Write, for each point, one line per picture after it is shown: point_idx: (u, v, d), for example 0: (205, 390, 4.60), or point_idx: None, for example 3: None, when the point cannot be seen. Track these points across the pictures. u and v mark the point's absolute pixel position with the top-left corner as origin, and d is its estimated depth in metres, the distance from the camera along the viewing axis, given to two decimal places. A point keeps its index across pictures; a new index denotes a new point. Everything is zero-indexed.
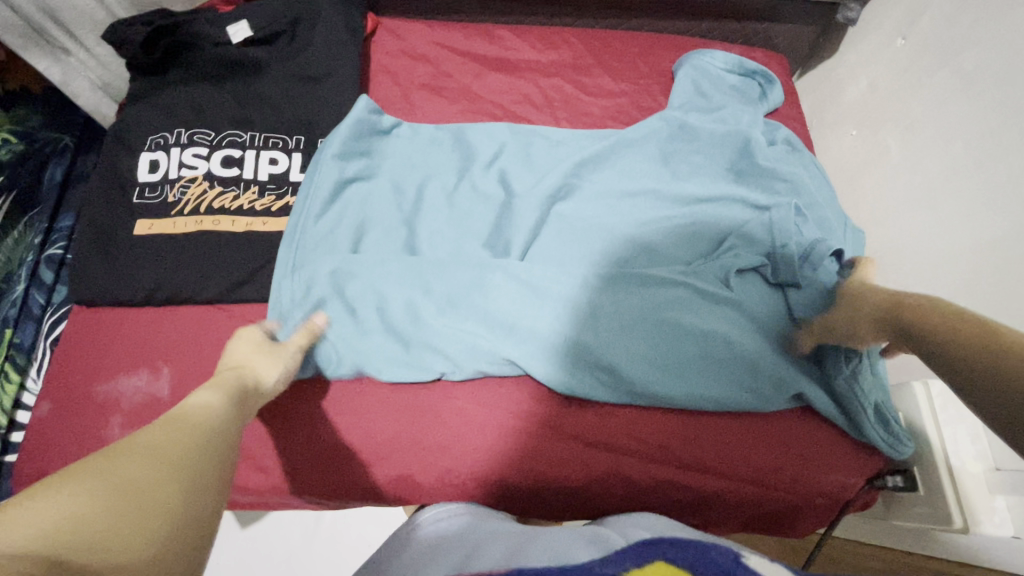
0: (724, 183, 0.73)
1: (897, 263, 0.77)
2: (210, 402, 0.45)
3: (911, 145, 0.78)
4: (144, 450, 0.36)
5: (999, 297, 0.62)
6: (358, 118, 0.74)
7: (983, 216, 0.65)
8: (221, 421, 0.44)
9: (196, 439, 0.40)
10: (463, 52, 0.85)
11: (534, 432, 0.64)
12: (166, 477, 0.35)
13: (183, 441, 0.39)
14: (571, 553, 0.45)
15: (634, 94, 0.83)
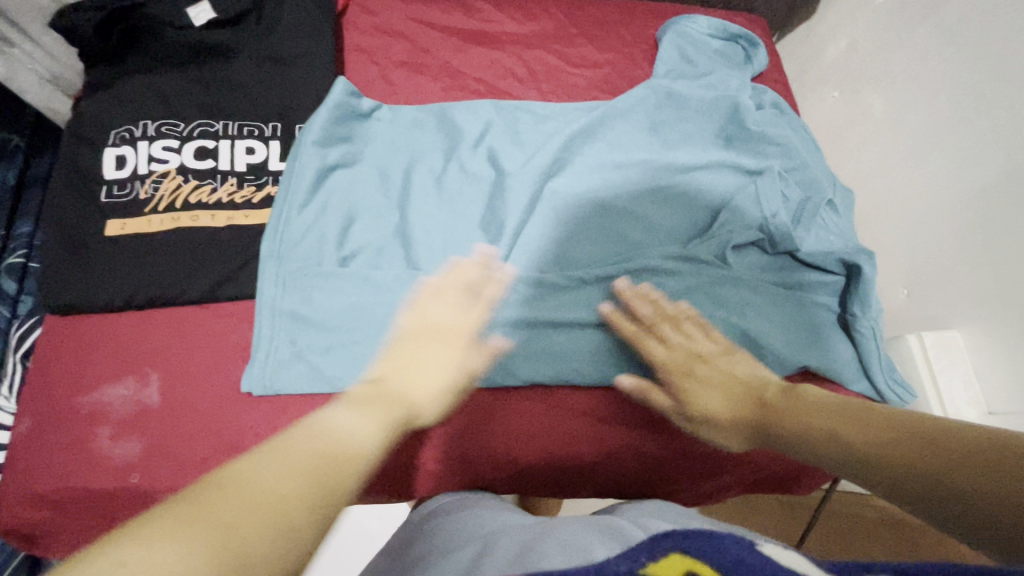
0: (716, 150, 0.72)
1: (885, 217, 0.77)
2: (358, 433, 0.44)
3: (895, 102, 0.78)
4: (207, 505, 0.33)
5: (998, 252, 0.63)
6: (336, 101, 0.70)
7: (967, 174, 0.67)
8: (345, 472, 0.40)
9: (273, 495, 0.35)
10: (441, 27, 0.81)
11: (541, 415, 0.63)
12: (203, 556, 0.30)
13: (254, 499, 0.34)
14: (587, 551, 0.42)
15: (618, 63, 0.80)
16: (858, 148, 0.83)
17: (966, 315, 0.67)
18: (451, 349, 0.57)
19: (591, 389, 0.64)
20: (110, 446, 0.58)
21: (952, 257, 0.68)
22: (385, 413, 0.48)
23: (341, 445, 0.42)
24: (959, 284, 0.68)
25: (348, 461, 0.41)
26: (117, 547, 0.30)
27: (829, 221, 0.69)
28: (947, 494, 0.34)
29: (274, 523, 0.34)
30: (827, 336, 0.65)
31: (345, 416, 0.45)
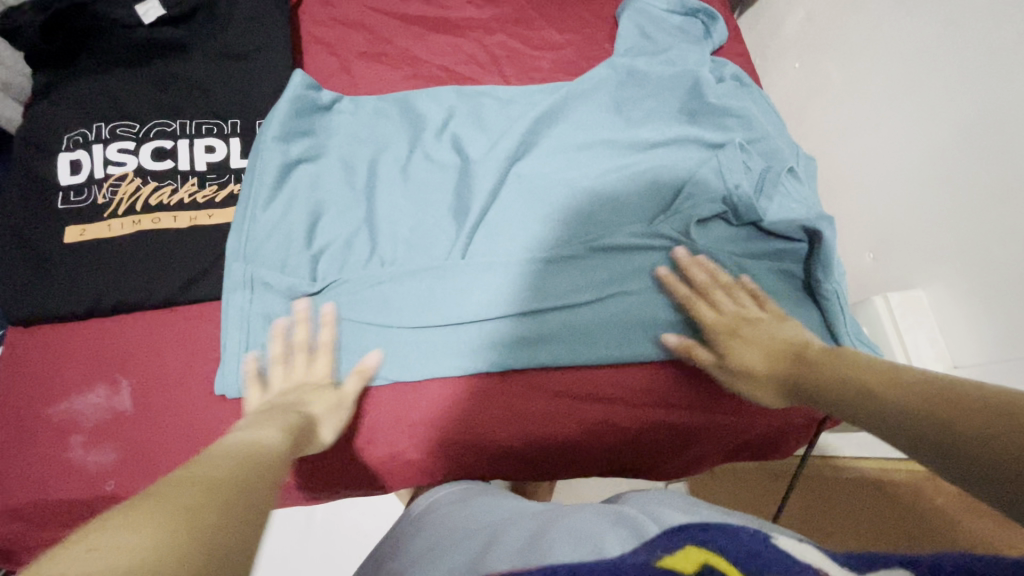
0: (678, 126, 0.72)
1: (846, 184, 0.79)
2: (266, 440, 0.42)
3: (853, 67, 0.79)
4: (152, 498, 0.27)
5: (960, 209, 0.64)
6: (295, 95, 0.69)
7: (926, 133, 0.68)
8: (267, 468, 0.36)
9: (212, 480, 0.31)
10: (399, 15, 0.80)
11: (519, 399, 0.63)
12: (185, 531, 0.26)
13: (206, 486, 0.30)
14: (600, 541, 0.42)
15: (580, 44, 0.79)
16: (819, 119, 0.84)
17: (933, 275, 0.68)
18: (320, 394, 0.55)
19: (566, 369, 0.64)
20: (82, 456, 0.57)
21: (914, 217, 0.69)
22: (281, 425, 0.46)
23: (256, 449, 0.39)
24: (925, 243, 0.68)
25: (268, 459, 0.38)
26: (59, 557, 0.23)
27: (793, 189, 0.70)
28: (930, 429, 0.35)
29: (231, 505, 0.30)
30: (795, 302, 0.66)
31: (252, 433, 0.42)
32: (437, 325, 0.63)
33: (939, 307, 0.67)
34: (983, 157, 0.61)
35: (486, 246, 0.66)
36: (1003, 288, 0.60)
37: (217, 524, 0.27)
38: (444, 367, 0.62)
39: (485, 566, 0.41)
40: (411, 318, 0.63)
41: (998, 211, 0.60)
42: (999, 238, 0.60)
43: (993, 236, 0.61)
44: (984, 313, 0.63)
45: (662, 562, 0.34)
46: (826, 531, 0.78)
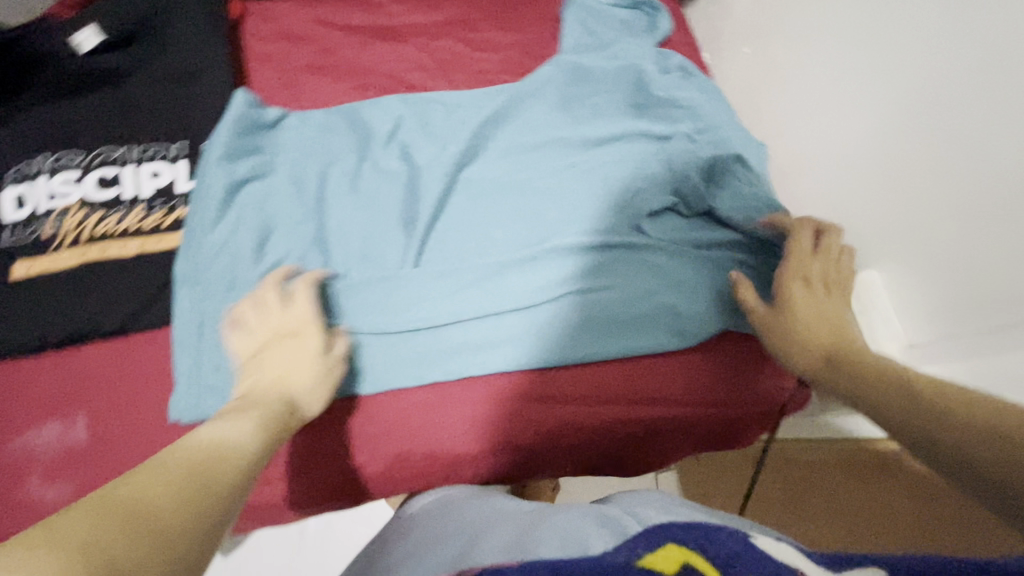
0: (628, 119, 0.71)
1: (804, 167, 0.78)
2: (235, 440, 0.43)
3: (795, 51, 0.79)
4: (65, 525, 0.30)
5: (933, 171, 0.61)
6: (238, 114, 0.69)
7: (876, 110, 0.67)
8: (213, 490, 0.37)
9: (144, 508, 0.32)
10: (341, 25, 0.79)
11: (489, 402, 0.62)
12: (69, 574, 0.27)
13: (131, 516, 0.31)
14: (584, 538, 0.43)
15: (524, 43, 0.78)
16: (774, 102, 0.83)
17: (891, 253, 0.67)
18: (312, 356, 0.55)
19: (528, 373, 0.63)
20: (41, 492, 0.57)
21: (872, 195, 0.69)
22: (259, 418, 0.47)
23: (216, 458, 0.40)
24: (883, 220, 0.68)
25: (230, 469, 0.40)
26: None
27: (743, 176, 0.70)
28: (963, 464, 0.34)
29: (151, 549, 0.30)
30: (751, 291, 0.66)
31: (215, 428, 0.44)
32: (391, 335, 0.62)
33: (900, 283, 0.67)
34: (929, 129, 0.61)
35: (439, 255, 0.66)
36: (959, 261, 0.60)
37: (114, 571, 0.28)
38: (402, 377, 0.62)
39: (472, 562, 0.42)
40: (365, 333, 0.62)
41: (948, 185, 0.60)
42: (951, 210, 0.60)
43: (945, 209, 0.60)
44: (940, 288, 0.62)
45: (641, 561, 0.34)
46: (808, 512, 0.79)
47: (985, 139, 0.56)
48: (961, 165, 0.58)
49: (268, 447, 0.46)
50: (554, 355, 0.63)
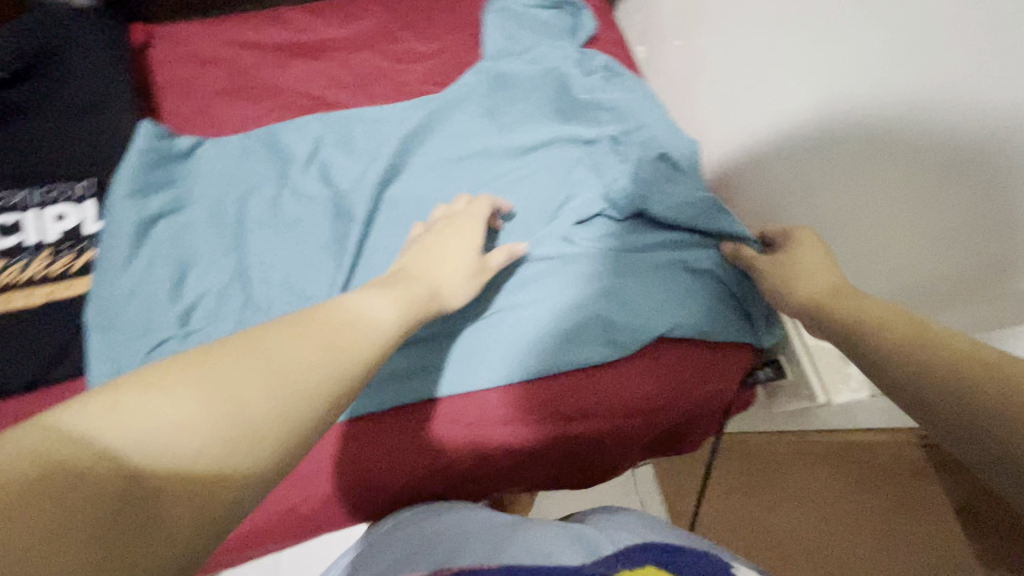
0: (554, 125, 0.69)
1: (757, 124, 0.65)
2: (376, 318, 0.37)
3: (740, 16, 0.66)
4: (217, 373, 0.28)
5: None
6: (143, 148, 0.66)
7: (840, 34, 0.53)
8: (353, 370, 0.32)
9: (292, 370, 0.29)
10: (254, 45, 0.76)
11: (424, 426, 0.62)
12: (224, 456, 0.26)
13: (277, 381, 0.28)
14: (557, 554, 0.44)
15: (447, 52, 0.76)
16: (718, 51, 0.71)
17: (880, 218, 0.52)
18: (466, 248, 0.54)
19: (463, 397, 0.62)
20: None
21: (844, 144, 0.54)
22: (404, 297, 0.42)
23: (352, 328, 0.34)
24: (863, 174, 0.53)
25: (367, 338, 0.35)
26: (98, 397, 0.25)
27: (673, 176, 0.67)
28: (967, 430, 0.29)
29: (281, 390, 0.28)
30: (694, 294, 0.63)
31: (365, 300, 0.39)
32: None
33: (909, 255, 0.50)
34: (912, 42, 0.46)
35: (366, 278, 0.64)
36: (990, 220, 0.42)
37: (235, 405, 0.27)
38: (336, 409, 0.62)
39: (454, 563, 0.43)
40: None
41: (911, 133, 0.47)
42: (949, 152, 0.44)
43: (937, 147, 0.45)
44: (965, 259, 0.45)
45: None
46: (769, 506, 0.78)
47: (989, 42, 0.40)
48: (952, 87, 0.43)
49: (407, 326, 0.40)
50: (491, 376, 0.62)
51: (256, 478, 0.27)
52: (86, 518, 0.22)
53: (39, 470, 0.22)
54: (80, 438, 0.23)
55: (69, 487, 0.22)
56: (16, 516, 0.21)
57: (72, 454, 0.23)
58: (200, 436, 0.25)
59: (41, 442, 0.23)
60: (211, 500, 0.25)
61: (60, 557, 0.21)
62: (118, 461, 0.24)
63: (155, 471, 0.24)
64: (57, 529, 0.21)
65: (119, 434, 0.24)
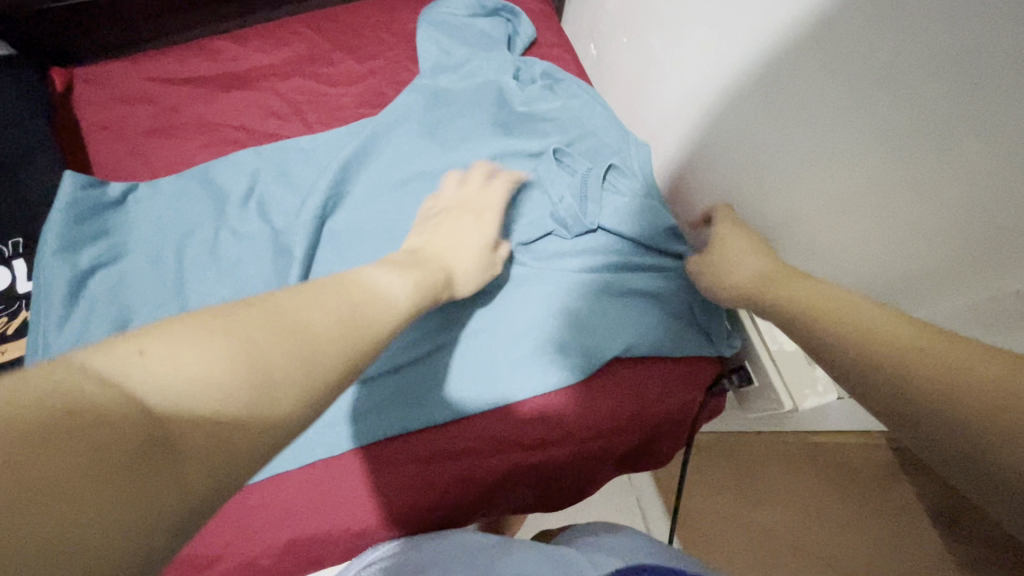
0: (496, 140, 0.67)
1: (717, 103, 0.58)
2: (396, 291, 0.40)
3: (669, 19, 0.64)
4: (241, 330, 0.27)
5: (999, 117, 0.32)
6: (70, 201, 0.63)
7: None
8: (368, 346, 0.33)
9: (315, 337, 0.29)
10: (183, 79, 0.74)
11: (379, 468, 0.58)
12: (249, 407, 0.25)
13: (298, 343, 0.28)
14: None
15: (381, 71, 0.75)
16: (676, 19, 0.62)
17: (852, 211, 0.46)
18: (476, 237, 0.57)
19: (422, 435, 0.59)
20: None
21: (805, 133, 0.48)
22: (420, 278, 0.45)
23: (372, 301, 0.36)
24: (836, 162, 0.45)
25: (384, 313, 0.36)
26: (122, 345, 0.24)
27: (620, 184, 0.66)
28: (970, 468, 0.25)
29: (308, 359, 0.28)
30: (649, 308, 0.62)
31: (382, 274, 0.42)
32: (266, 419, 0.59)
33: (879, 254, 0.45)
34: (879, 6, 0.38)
35: None
36: (977, 219, 0.35)
37: (268, 367, 0.26)
38: (286, 458, 0.59)
39: None
40: None
41: (837, 136, 0.45)
42: (931, 141, 0.37)
43: (887, 142, 0.40)
44: (951, 255, 0.39)
45: None
46: (747, 508, 0.77)
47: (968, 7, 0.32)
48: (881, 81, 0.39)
49: (416, 304, 0.42)
50: (446, 410, 0.59)
51: (275, 431, 0.26)
52: (111, 466, 0.21)
53: (64, 409, 0.21)
54: (106, 381, 0.22)
55: (98, 430, 0.21)
56: (40, 455, 0.19)
57: (98, 398, 0.22)
58: (230, 387, 0.25)
59: (66, 381, 0.21)
60: (231, 448, 0.25)
61: (84, 504, 0.20)
62: (145, 407, 0.23)
63: (180, 420, 0.24)
64: (81, 475, 0.20)
65: (146, 384, 0.23)
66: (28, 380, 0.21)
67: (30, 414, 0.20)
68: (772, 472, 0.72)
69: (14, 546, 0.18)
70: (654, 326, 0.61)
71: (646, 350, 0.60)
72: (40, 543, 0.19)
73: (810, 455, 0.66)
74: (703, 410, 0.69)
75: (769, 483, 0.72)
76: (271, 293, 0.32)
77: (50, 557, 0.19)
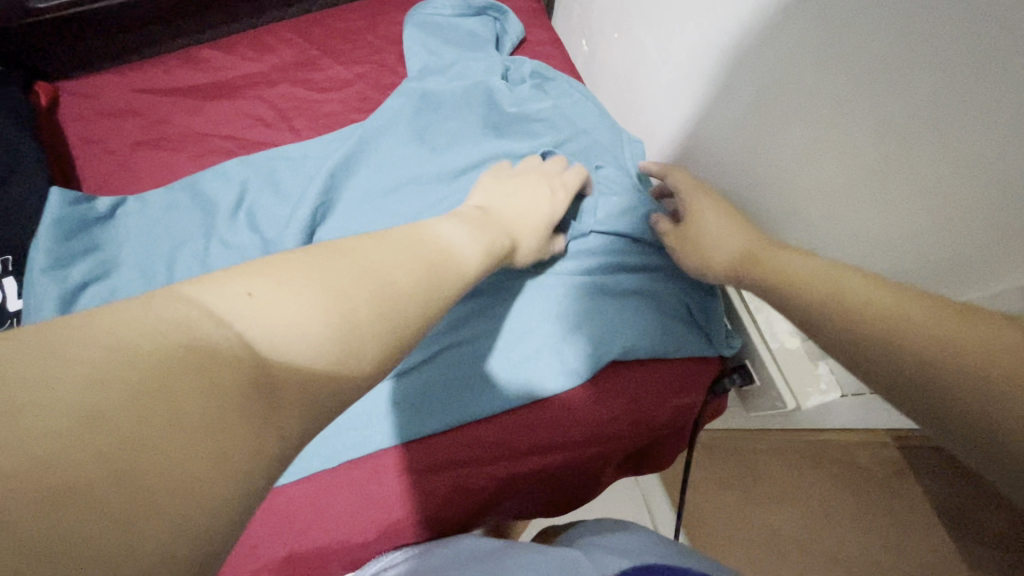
0: (487, 142, 0.66)
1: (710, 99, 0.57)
2: (463, 251, 0.40)
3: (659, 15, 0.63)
4: (326, 282, 0.30)
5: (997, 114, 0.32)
6: (57, 217, 0.62)
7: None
8: None
9: (393, 295, 0.32)
10: (168, 89, 0.73)
11: (376, 479, 0.57)
12: (334, 355, 0.28)
13: (377, 297, 0.31)
14: None
15: (369, 74, 0.75)
16: (666, 15, 0.61)
17: (855, 202, 0.45)
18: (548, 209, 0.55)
19: (418, 445, 0.58)
20: None
21: (800, 126, 0.46)
22: (487, 240, 0.45)
23: (444, 262, 0.37)
24: (833, 155, 0.44)
25: (451, 274, 0.37)
26: (231, 287, 0.27)
27: (614, 179, 0.65)
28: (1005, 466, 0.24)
29: (387, 314, 0.31)
30: (647, 308, 0.60)
31: (454, 229, 0.42)
32: None
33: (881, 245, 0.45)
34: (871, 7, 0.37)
35: None
36: (996, 206, 0.34)
37: (354, 316, 0.29)
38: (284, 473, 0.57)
39: None
40: None
41: (837, 133, 0.43)
42: (930, 130, 0.36)
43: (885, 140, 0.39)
44: (969, 242, 0.37)
45: None
46: (753, 506, 0.76)
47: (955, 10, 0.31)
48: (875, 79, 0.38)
49: (484, 265, 0.42)
50: (442, 419, 0.57)
51: (353, 380, 0.29)
52: (222, 398, 0.24)
53: (187, 345, 0.24)
54: (221, 319, 0.25)
55: (214, 364, 0.24)
56: (172, 384, 0.22)
57: (215, 335, 0.25)
58: (320, 334, 0.28)
59: (181, 320, 0.24)
60: (319, 389, 0.28)
61: (210, 428, 0.23)
62: (253, 346, 0.26)
63: (278, 363, 0.26)
64: (206, 401, 0.23)
65: (252, 323, 0.26)
66: (159, 315, 0.24)
67: (147, 358, 0.22)
68: (780, 468, 0.71)
69: (159, 458, 0.21)
70: (653, 326, 0.60)
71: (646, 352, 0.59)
72: (176, 458, 0.22)
73: (814, 450, 0.65)
74: (705, 410, 0.67)
75: (773, 480, 0.71)
76: (350, 244, 0.34)
77: (184, 472, 0.22)
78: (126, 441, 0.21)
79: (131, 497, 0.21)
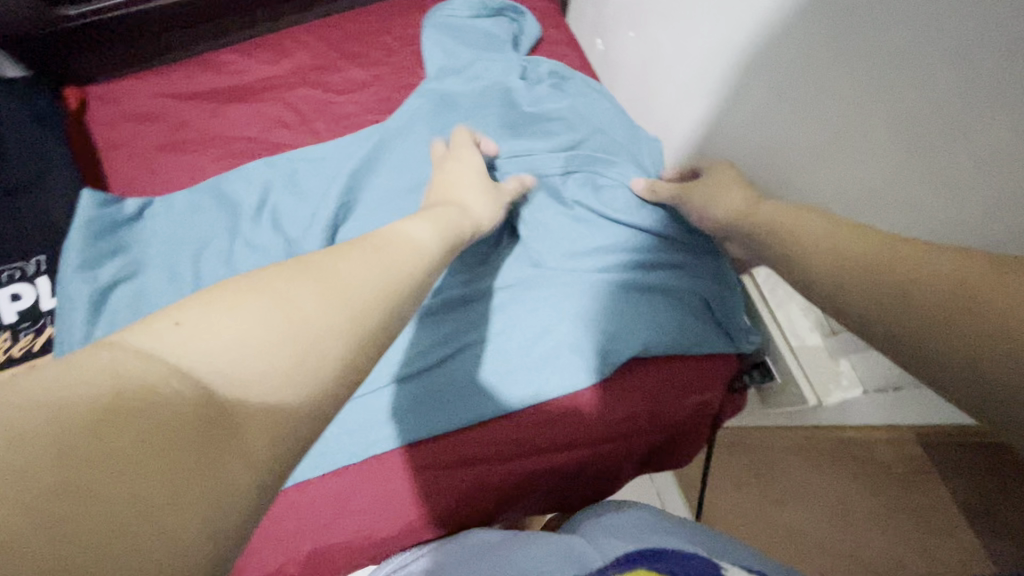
0: (504, 141, 0.67)
1: (731, 96, 0.58)
2: (417, 240, 0.39)
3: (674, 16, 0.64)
4: (267, 289, 0.28)
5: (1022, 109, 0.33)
6: (87, 217, 0.63)
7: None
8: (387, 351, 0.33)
9: (350, 294, 0.30)
10: (191, 93, 0.75)
11: (397, 476, 0.57)
12: (286, 368, 0.26)
13: (328, 299, 0.29)
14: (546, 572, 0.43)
15: (387, 76, 0.76)
16: (682, 15, 0.62)
17: (876, 198, 0.45)
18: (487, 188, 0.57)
19: (440, 441, 0.58)
20: None
21: (822, 118, 0.48)
22: (437, 223, 0.45)
23: (406, 253, 0.36)
24: (856, 150, 0.46)
25: (413, 258, 0.36)
26: (158, 320, 0.25)
27: (624, 175, 0.65)
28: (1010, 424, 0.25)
29: (347, 316, 0.29)
30: (666, 305, 0.61)
31: (411, 227, 0.41)
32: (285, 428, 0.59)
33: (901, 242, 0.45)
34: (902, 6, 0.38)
35: None
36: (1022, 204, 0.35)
37: (304, 325, 0.27)
38: (309, 468, 0.58)
39: None
40: None
41: (855, 126, 0.45)
42: (956, 123, 0.37)
43: (903, 136, 0.41)
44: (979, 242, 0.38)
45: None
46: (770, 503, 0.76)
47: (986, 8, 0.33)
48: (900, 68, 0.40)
49: (442, 249, 0.41)
50: (465, 414, 0.58)
51: (324, 391, 0.27)
52: (171, 435, 0.22)
53: (116, 391, 0.22)
54: (150, 355, 0.23)
55: (147, 408, 0.22)
56: (99, 437, 0.20)
57: (148, 375, 0.23)
58: (263, 351, 0.26)
59: (113, 362, 0.23)
60: (284, 416, 0.25)
61: (151, 474, 0.21)
62: (192, 378, 0.24)
63: (229, 390, 0.24)
64: (148, 448, 0.21)
65: (183, 349, 0.24)
66: (81, 365, 0.22)
67: (80, 402, 0.21)
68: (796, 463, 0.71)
69: (92, 510, 0.20)
70: (671, 324, 0.60)
71: (665, 348, 0.59)
72: (111, 519, 0.20)
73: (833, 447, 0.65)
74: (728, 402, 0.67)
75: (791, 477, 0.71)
76: (312, 256, 0.32)
77: (123, 532, 0.20)
78: (48, 510, 0.19)
79: (64, 568, 0.18)
